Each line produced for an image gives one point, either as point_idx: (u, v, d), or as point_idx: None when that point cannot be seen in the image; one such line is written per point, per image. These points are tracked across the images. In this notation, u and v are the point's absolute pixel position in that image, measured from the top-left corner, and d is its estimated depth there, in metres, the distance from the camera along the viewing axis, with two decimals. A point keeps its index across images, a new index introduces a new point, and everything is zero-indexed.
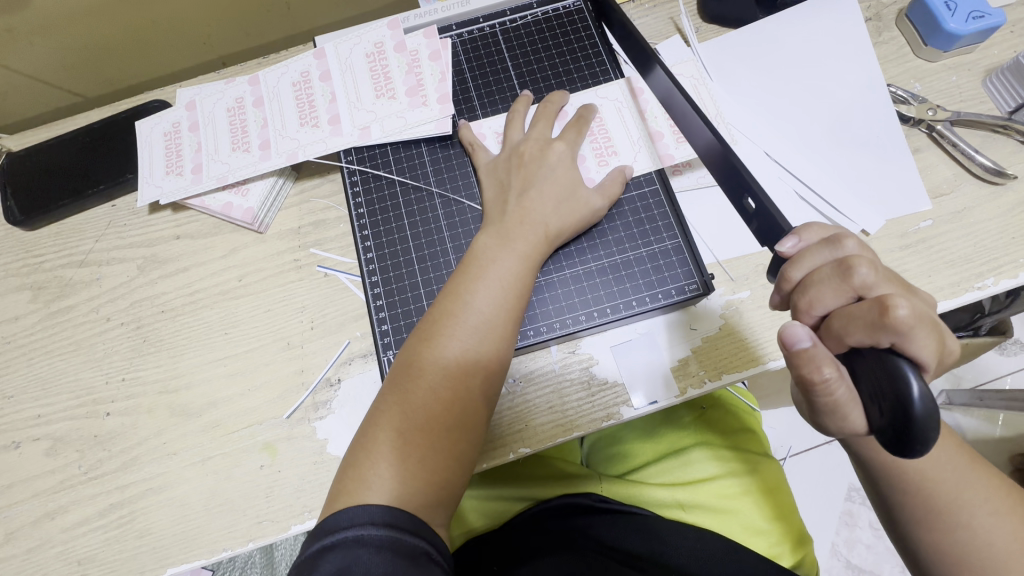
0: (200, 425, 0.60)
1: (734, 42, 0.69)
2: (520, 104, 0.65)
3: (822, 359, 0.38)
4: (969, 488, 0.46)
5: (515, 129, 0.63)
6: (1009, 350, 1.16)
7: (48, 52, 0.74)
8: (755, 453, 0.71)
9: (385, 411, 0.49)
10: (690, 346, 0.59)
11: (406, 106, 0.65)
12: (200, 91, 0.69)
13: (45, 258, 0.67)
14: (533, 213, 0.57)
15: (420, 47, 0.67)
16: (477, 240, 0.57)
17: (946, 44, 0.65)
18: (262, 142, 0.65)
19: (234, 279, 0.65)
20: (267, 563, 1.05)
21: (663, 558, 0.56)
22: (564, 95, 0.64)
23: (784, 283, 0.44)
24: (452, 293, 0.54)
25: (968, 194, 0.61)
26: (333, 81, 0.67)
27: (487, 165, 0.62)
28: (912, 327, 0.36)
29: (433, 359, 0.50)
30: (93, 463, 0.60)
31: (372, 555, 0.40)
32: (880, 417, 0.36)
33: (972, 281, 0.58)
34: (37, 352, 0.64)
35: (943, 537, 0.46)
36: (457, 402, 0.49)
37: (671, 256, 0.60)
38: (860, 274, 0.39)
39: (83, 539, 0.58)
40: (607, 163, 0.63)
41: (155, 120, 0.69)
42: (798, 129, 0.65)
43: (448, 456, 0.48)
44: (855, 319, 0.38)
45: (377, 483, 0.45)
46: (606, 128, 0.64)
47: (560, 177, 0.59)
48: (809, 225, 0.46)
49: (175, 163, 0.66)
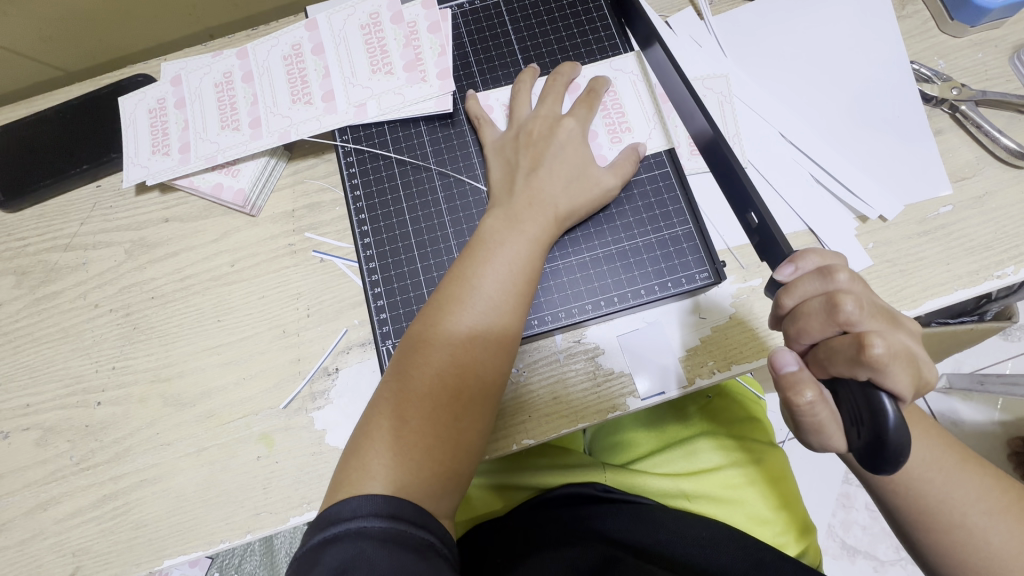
0: (194, 415, 0.58)
1: (751, 16, 0.65)
2: (529, 76, 0.61)
3: (805, 383, 0.39)
4: (959, 487, 0.45)
5: (522, 106, 0.60)
6: (1013, 336, 1.14)
7: (26, 23, 0.70)
8: (762, 442, 0.69)
9: (388, 399, 0.47)
10: (698, 335, 0.57)
11: (404, 82, 0.62)
12: (186, 65, 0.66)
13: (28, 241, 0.65)
14: (542, 193, 0.54)
15: (419, 18, 0.63)
16: (483, 222, 0.55)
17: (974, 18, 0.62)
18: (253, 120, 0.62)
19: (226, 264, 0.63)
20: (266, 551, 1.05)
21: (668, 551, 0.55)
22: (576, 66, 0.61)
23: (777, 309, 0.43)
24: (459, 275, 0.51)
25: (990, 178, 0.59)
26: (326, 55, 0.63)
27: (494, 143, 0.59)
28: (888, 365, 0.36)
29: (440, 343, 0.48)
30: (85, 453, 0.58)
31: (377, 548, 0.38)
32: (858, 440, 0.37)
33: (992, 269, 0.56)
34: (23, 341, 0.62)
35: (943, 537, 0.45)
36: (461, 390, 0.47)
37: (681, 243, 0.58)
38: (847, 310, 0.38)
39: (77, 531, 0.57)
40: (620, 142, 0.60)
41: (139, 96, 0.65)
42: (817, 108, 0.62)
43: (453, 445, 0.46)
44: (838, 354, 0.38)
45: (381, 472, 0.44)
46: (614, 110, 0.61)
47: (569, 156, 0.56)
48: (806, 251, 0.43)
49: (162, 142, 0.63)
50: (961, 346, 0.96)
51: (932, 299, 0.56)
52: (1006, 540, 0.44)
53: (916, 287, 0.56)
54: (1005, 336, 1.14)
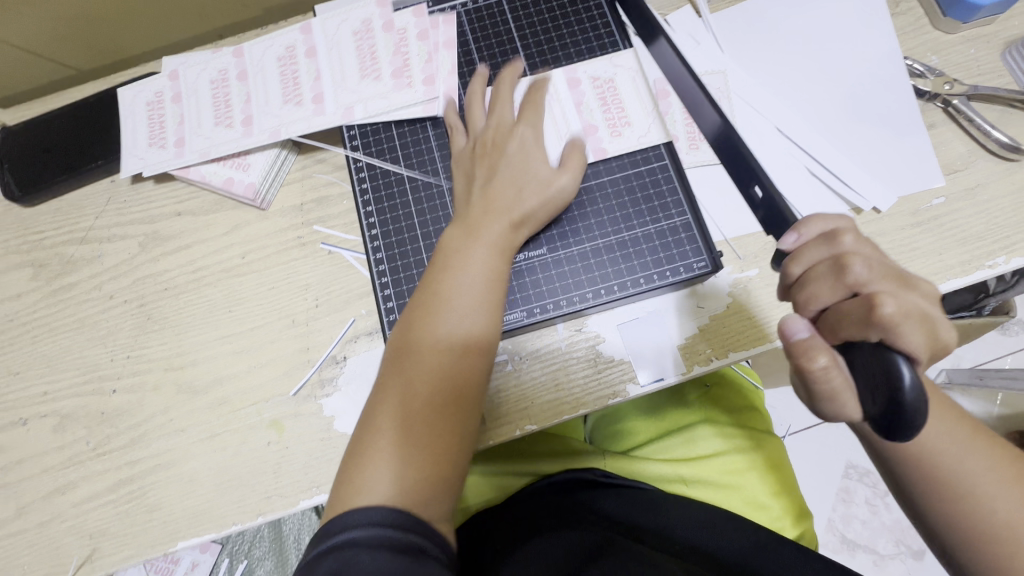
0: (207, 402, 0.60)
1: (745, 13, 0.67)
2: (478, 83, 0.63)
3: (817, 348, 0.38)
4: (973, 458, 0.46)
5: (476, 116, 0.61)
6: (1011, 330, 1.16)
7: (41, 22, 0.72)
8: (759, 430, 0.71)
9: (370, 411, 0.49)
10: (697, 323, 0.59)
11: (391, 88, 0.64)
12: (185, 61, 0.68)
13: (45, 235, 0.67)
14: (497, 200, 0.56)
15: (409, 26, 0.66)
16: (444, 234, 0.56)
17: (966, 15, 0.63)
18: (244, 118, 0.65)
19: (237, 256, 0.65)
20: (275, 537, 1.07)
21: (668, 532, 0.57)
22: (514, 70, 0.63)
23: (785, 278, 0.43)
24: (430, 287, 0.53)
25: (982, 170, 0.60)
26: (318, 58, 0.66)
27: (456, 156, 0.61)
28: (900, 324, 0.35)
29: (414, 354, 0.50)
30: (101, 439, 0.60)
31: (369, 553, 0.39)
32: (875, 406, 0.35)
33: (983, 259, 0.58)
34: (41, 330, 0.64)
35: (953, 506, 0.46)
36: (431, 394, 0.49)
37: (679, 233, 0.60)
38: (855, 271, 0.38)
39: (94, 513, 0.58)
40: (591, 133, 0.62)
41: (138, 88, 0.68)
42: (811, 103, 0.64)
43: (441, 444, 0.48)
44: (848, 317, 0.38)
45: (375, 482, 0.45)
46: (584, 109, 0.62)
47: (518, 162, 0.57)
48: (811, 217, 0.44)
49: (158, 135, 0.66)
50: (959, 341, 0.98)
51: None
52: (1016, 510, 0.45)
53: None
54: (1004, 331, 1.16)
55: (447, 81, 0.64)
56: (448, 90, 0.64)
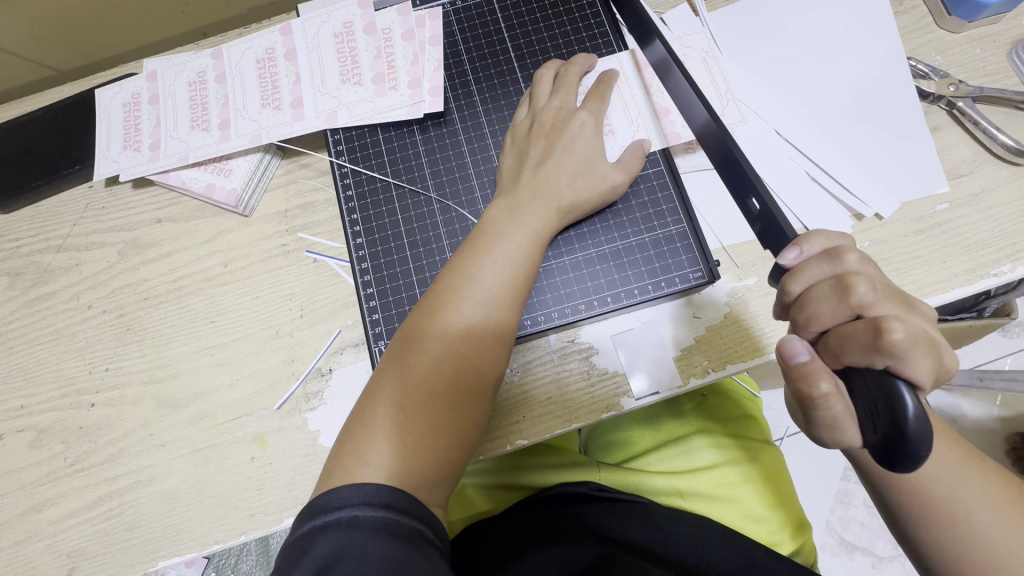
0: (188, 416, 0.58)
1: (745, 11, 0.65)
2: (550, 66, 0.61)
3: (819, 373, 0.37)
4: (964, 483, 0.44)
5: (541, 96, 0.59)
6: (1012, 331, 1.14)
7: (18, 22, 0.69)
8: (756, 440, 0.69)
9: (385, 383, 0.47)
10: (693, 335, 0.57)
11: (372, 93, 0.62)
12: (164, 62, 0.66)
13: (21, 243, 0.64)
14: (548, 186, 0.54)
15: (393, 25, 0.64)
16: (486, 212, 0.55)
17: (970, 14, 0.61)
18: (222, 122, 0.63)
19: (219, 265, 0.63)
20: (263, 550, 1.06)
21: (663, 550, 0.55)
22: (590, 57, 0.61)
23: (783, 296, 0.41)
24: (458, 266, 0.51)
25: (988, 175, 0.58)
26: (299, 60, 0.63)
27: (511, 132, 0.60)
28: (908, 350, 0.33)
29: (437, 334, 0.48)
30: (79, 454, 0.58)
31: (367, 537, 0.38)
32: (874, 434, 0.34)
33: (988, 267, 0.56)
34: (16, 342, 0.62)
35: (943, 532, 0.45)
36: (459, 381, 0.47)
37: (675, 241, 0.58)
38: (860, 293, 0.36)
39: (71, 532, 0.57)
40: (665, 113, 0.59)
41: (116, 88, 0.66)
42: (811, 105, 0.62)
43: (448, 434, 0.46)
44: (851, 341, 0.36)
45: (376, 459, 0.43)
46: (654, 91, 0.60)
47: (580, 149, 0.56)
48: (811, 233, 0.41)
49: (133, 138, 0.64)
50: (959, 343, 0.96)
51: (928, 299, 0.56)
52: (1010, 537, 0.43)
53: (911, 287, 0.56)
54: (1005, 332, 1.14)
55: (431, 83, 0.62)
56: (432, 94, 0.62)
